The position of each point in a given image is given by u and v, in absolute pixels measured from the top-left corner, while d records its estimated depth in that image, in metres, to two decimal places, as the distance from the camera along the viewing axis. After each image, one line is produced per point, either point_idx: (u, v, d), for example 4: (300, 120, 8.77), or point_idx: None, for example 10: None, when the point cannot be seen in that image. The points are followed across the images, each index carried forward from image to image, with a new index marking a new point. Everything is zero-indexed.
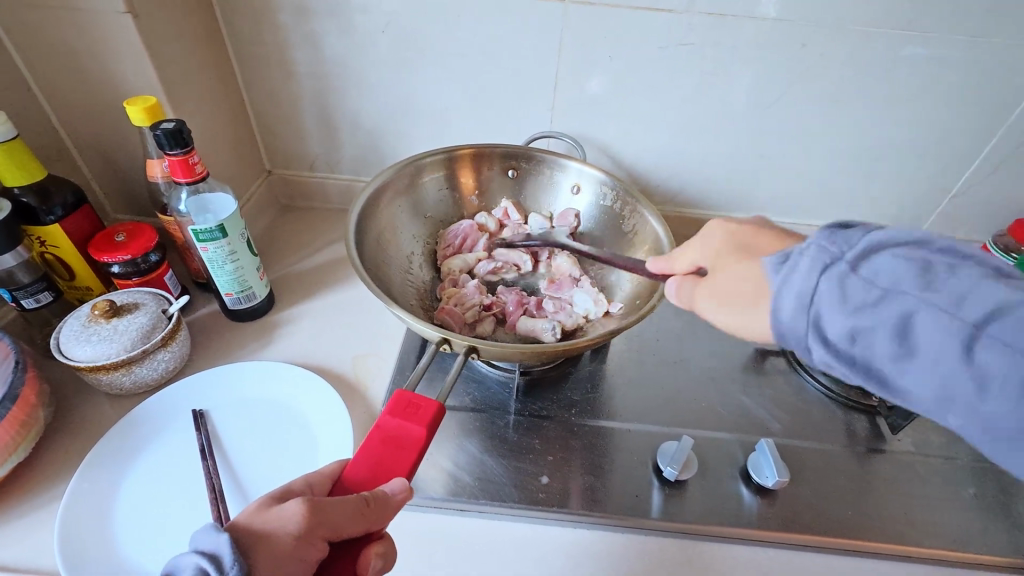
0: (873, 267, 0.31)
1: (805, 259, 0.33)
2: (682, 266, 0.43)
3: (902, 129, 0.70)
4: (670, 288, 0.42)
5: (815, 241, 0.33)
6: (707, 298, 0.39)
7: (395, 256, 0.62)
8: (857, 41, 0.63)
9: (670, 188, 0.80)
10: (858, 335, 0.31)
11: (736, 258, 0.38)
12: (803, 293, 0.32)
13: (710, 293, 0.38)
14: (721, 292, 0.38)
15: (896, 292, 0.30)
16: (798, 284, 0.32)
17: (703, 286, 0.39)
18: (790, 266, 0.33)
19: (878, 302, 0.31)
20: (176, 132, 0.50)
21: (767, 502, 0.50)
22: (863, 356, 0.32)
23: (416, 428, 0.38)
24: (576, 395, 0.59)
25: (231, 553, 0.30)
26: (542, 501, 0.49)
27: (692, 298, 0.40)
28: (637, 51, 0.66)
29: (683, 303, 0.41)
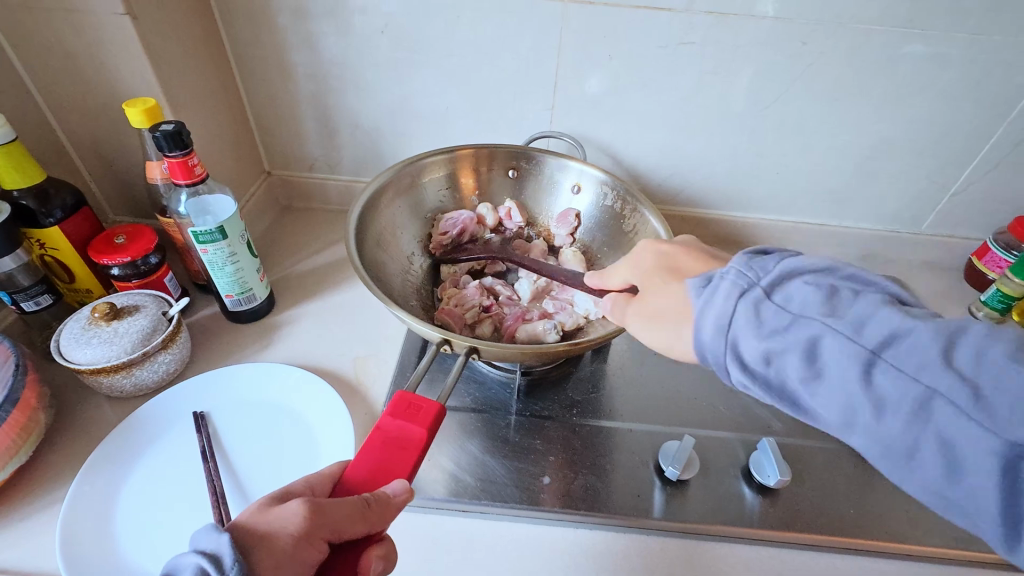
0: (786, 293, 0.34)
1: (725, 283, 0.35)
2: (619, 283, 0.47)
3: (903, 127, 0.70)
4: (608, 306, 0.45)
5: (737, 265, 0.36)
6: (636, 318, 0.42)
7: (396, 256, 0.62)
8: (857, 39, 0.63)
9: (670, 187, 0.80)
10: (815, 368, 0.32)
11: (657, 281, 0.42)
12: (724, 317, 0.34)
13: (640, 312, 0.42)
14: (649, 312, 0.41)
15: (916, 330, 0.30)
16: (722, 308, 0.34)
17: (634, 306, 0.42)
18: (711, 290, 0.35)
19: (789, 326, 0.33)
20: (175, 134, 0.50)
21: (768, 501, 0.50)
22: (864, 384, 0.31)
23: (417, 429, 0.38)
24: (577, 395, 0.59)
25: (230, 553, 0.30)
26: (544, 501, 0.49)
27: (625, 316, 0.43)
28: (636, 50, 0.66)
29: (616, 320, 0.44)
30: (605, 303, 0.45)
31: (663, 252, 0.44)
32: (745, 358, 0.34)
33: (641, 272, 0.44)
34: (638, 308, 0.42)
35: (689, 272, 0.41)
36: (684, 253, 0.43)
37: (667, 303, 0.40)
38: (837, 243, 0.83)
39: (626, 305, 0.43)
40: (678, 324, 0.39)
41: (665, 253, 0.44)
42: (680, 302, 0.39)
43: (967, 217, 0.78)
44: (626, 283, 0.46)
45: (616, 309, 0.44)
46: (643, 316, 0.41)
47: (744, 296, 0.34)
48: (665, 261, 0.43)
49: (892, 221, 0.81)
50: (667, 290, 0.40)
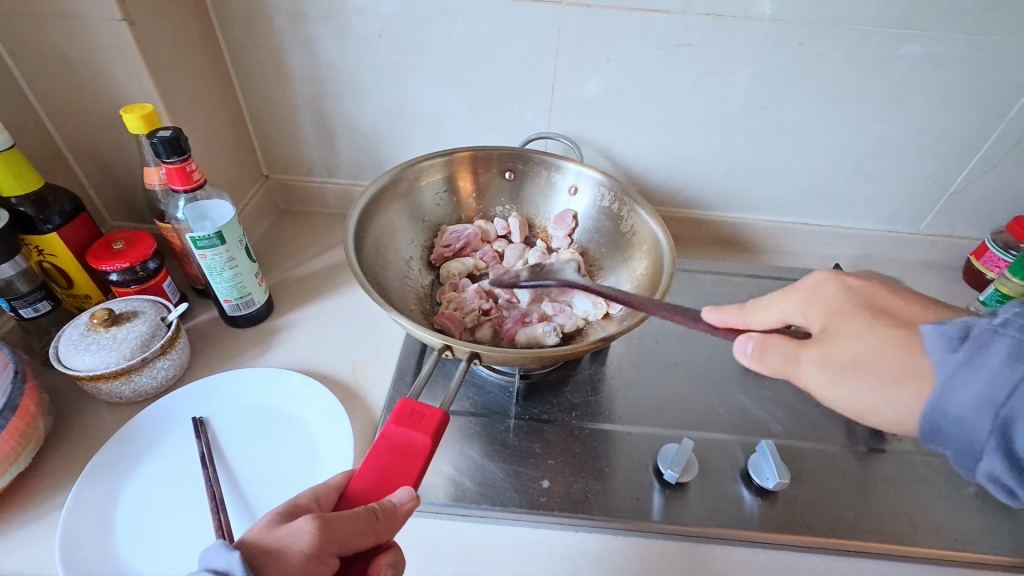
0: (1020, 350, 0.30)
1: (1002, 341, 0.30)
2: (768, 321, 0.40)
3: (900, 127, 0.70)
4: (744, 348, 0.39)
5: (1013, 323, 0.30)
6: (816, 366, 0.36)
7: (394, 260, 0.62)
8: (854, 39, 0.63)
9: (668, 188, 0.80)
10: (1017, 426, 0.30)
11: (840, 325, 0.36)
12: (993, 387, 0.30)
13: (823, 359, 0.36)
14: (842, 361, 0.35)
15: (962, 368, 0.31)
16: (985, 378, 0.30)
17: (810, 350, 0.36)
18: (978, 348, 0.30)
19: (955, 381, 0.31)
20: (172, 140, 0.50)
21: (768, 504, 0.50)
22: (964, 443, 0.32)
23: (421, 437, 0.38)
24: (576, 398, 0.59)
25: (241, 570, 0.30)
26: (544, 505, 0.49)
27: (790, 363, 0.37)
28: (633, 51, 0.66)
29: (770, 368, 0.38)
30: (746, 347, 0.39)
31: (843, 289, 0.38)
32: (1012, 445, 0.31)
33: (818, 309, 0.38)
34: (818, 353, 0.36)
35: (902, 318, 0.35)
36: (874, 289, 0.38)
37: (856, 354, 0.35)
38: (836, 244, 0.83)
39: (799, 352, 0.37)
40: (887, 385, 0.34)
41: (843, 291, 0.38)
42: (913, 362, 0.33)
43: (966, 216, 0.78)
44: (777, 324, 0.40)
45: (761, 356, 0.38)
46: (829, 366, 0.35)
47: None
48: (847, 299, 0.37)
49: (891, 221, 0.81)
50: (862, 343, 0.35)
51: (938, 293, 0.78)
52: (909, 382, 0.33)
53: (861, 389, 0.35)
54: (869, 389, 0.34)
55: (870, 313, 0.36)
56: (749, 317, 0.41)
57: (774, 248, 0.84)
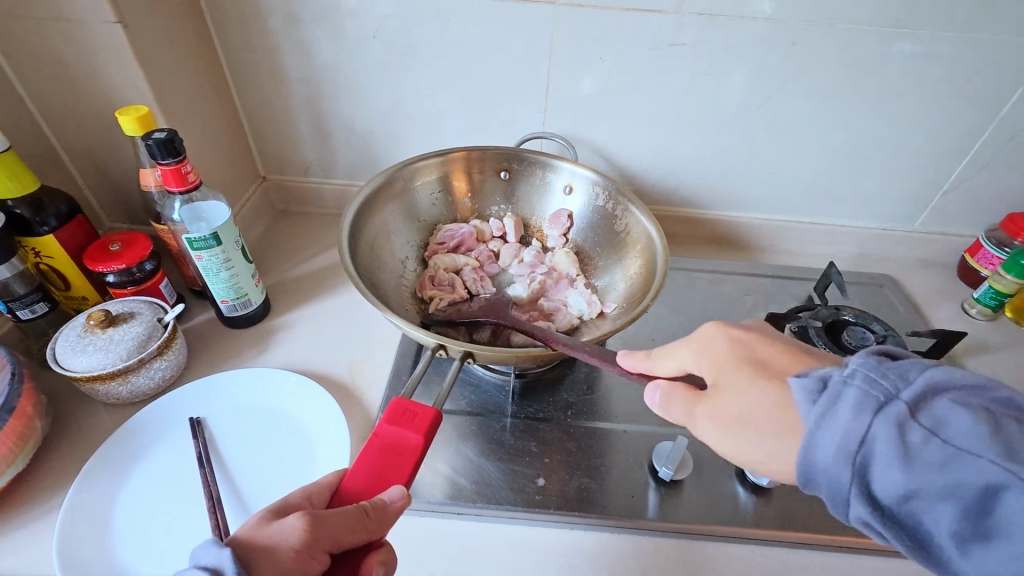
0: (936, 415, 0.28)
1: (851, 392, 0.29)
2: (670, 370, 0.39)
3: (894, 125, 0.71)
4: (653, 397, 0.38)
5: (862, 370, 0.30)
6: (708, 422, 0.35)
7: (389, 260, 0.62)
8: (848, 38, 0.63)
9: (663, 187, 0.80)
10: (919, 497, 0.28)
11: (729, 377, 0.35)
12: (848, 438, 0.28)
13: (715, 416, 0.35)
14: (728, 416, 0.34)
15: (968, 455, 0.27)
16: (852, 421, 0.29)
17: (704, 407, 0.35)
18: (832, 400, 0.29)
19: (945, 466, 0.27)
20: (167, 142, 0.50)
21: (762, 500, 0.51)
22: (911, 514, 0.28)
23: (413, 436, 0.39)
24: (572, 397, 0.59)
25: (231, 566, 0.31)
26: (539, 503, 0.49)
27: (689, 416, 0.36)
28: (628, 51, 0.66)
29: (676, 417, 0.37)
30: (654, 396, 0.38)
31: (728, 339, 0.37)
32: (875, 489, 0.29)
33: (711, 362, 0.36)
34: (710, 409, 0.35)
35: (773, 369, 0.34)
36: (758, 338, 0.36)
37: (743, 407, 0.33)
38: (832, 241, 0.83)
39: (693, 406, 0.36)
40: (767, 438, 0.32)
41: (728, 341, 0.36)
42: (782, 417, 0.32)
43: (961, 214, 0.79)
44: (676, 372, 0.39)
45: (666, 407, 0.37)
46: (723, 421, 0.34)
47: (885, 415, 0.28)
48: (730, 351, 0.36)
49: (886, 219, 0.81)
50: (749, 395, 0.33)
51: (933, 290, 0.78)
52: (786, 436, 0.32)
53: (743, 441, 0.34)
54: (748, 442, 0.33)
55: (751, 366, 0.34)
56: (655, 366, 0.40)
57: (770, 246, 0.84)
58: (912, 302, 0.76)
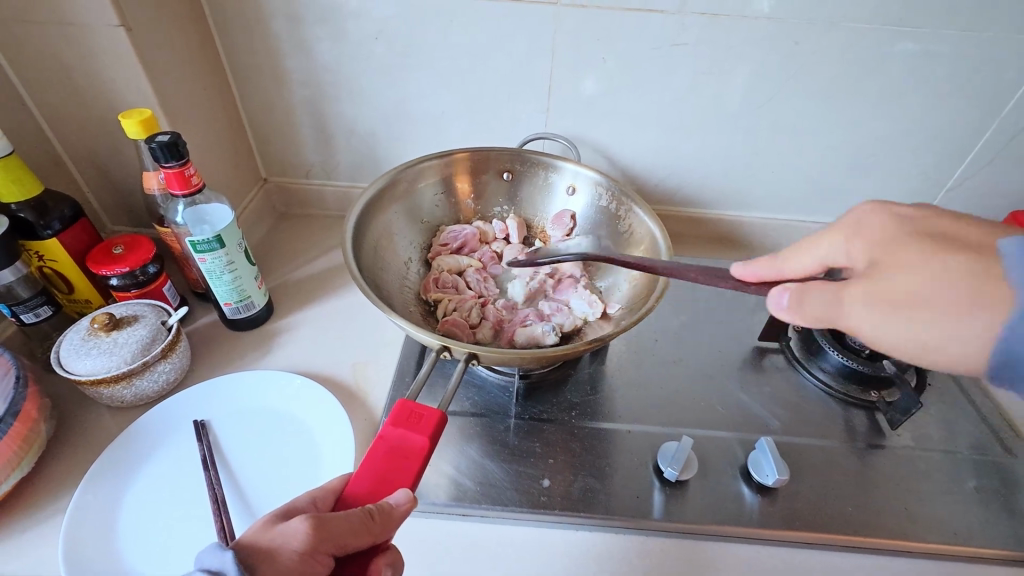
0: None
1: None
2: (806, 267, 0.39)
3: (896, 123, 0.70)
4: (779, 301, 0.38)
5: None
6: (862, 303, 0.34)
7: (393, 262, 0.62)
8: (849, 37, 0.63)
9: (665, 187, 0.80)
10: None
11: (891, 256, 0.34)
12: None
13: (870, 294, 0.34)
14: (891, 295, 0.33)
15: None
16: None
17: (855, 288, 0.34)
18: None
19: None
20: (171, 144, 0.50)
21: (767, 500, 0.51)
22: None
23: (419, 438, 0.39)
24: (575, 397, 0.59)
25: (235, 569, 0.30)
26: (544, 504, 0.49)
27: (831, 307, 0.35)
28: (629, 51, 0.66)
29: (811, 319, 0.36)
30: (783, 299, 0.37)
31: (893, 218, 0.36)
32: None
33: (863, 247, 0.36)
34: (863, 289, 0.34)
35: (970, 243, 0.32)
36: (929, 216, 0.35)
37: (916, 286, 0.32)
38: None
39: (839, 293, 0.35)
40: (962, 308, 0.30)
41: (892, 221, 0.36)
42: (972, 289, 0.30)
43: (963, 213, 0.79)
44: (817, 269, 0.39)
45: (800, 308, 0.37)
46: (880, 303, 0.33)
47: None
48: (899, 230, 0.35)
49: None
50: (917, 271, 0.32)
51: None
52: (976, 306, 0.30)
53: (904, 321, 0.32)
54: (906, 319, 0.32)
55: (922, 240, 0.33)
56: (783, 268, 0.40)
57: (772, 245, 0.84)
58: None
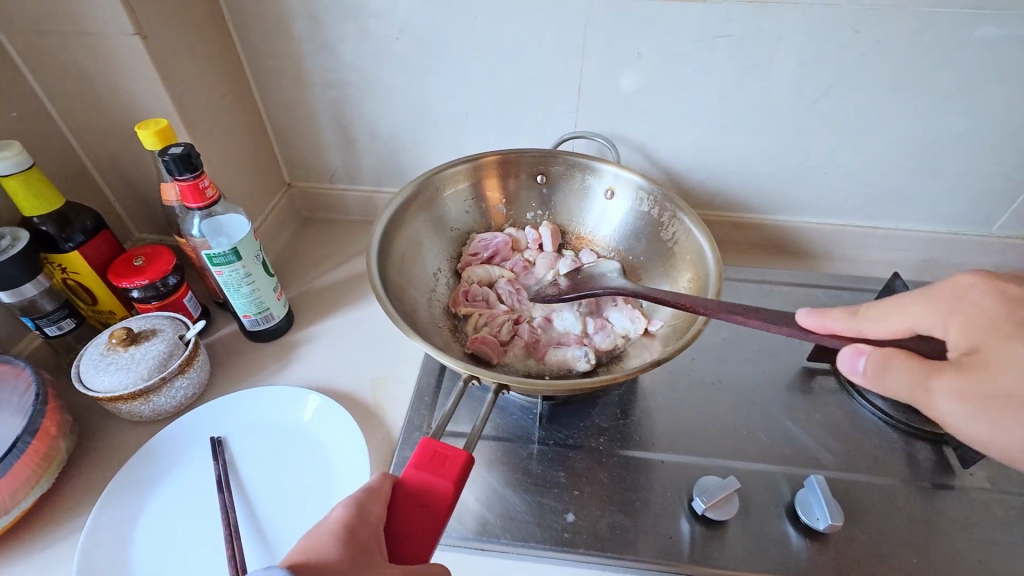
0: None
1: None
2: (891, 328, 0.39)
3: (969, 118, 0.63)
4: (854, 365, 0.37)
5: None
6: (952, 398, 0.33)
7: (420, 273, 0.59)
8: (920, 23, 0.56)
9: (706, 189, 0.74)
10: None
11: (992, 344, 0.34)
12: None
13: (961, 389, 0.33)
14: (988, 394, 0.32)
15: None
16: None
17: (947, 377, 0.34)
18: None
19: None
20: (185, 157, 0.49)
21: (817, 546, 0.46)
22: None
23: (443, 483, 0.36)
24: (603, 421, 0.55)
25: None
26: (568, 542, 0.46)
27: (916, 393, 0.35)
28: (668, 44, 0.61)
29: (891, 389, 0.36)
30: (859, 363, 0.37)
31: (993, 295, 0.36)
32: None
33: (960, 326, 0.36)
34: (955, 383, 0.33)
35: None
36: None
37: (1011, 385, 0.32)
38: (895, 248, 0.76)
39: (928, 378, 0.34)
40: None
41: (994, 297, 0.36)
42: None
43: None
44: (904, 330, 0.38)
45: (880, 376, 0.36)
46: (970, 398, 0.33)
47: None
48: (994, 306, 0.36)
49: (958, 222, 0.73)
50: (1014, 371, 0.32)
51: None
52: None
53: (1013, 427, 0.32)
54: (1012, 427, 0.32)
55: None
56: (862, 324, 0.40)
57: (825, 252, 0.77)
58: None
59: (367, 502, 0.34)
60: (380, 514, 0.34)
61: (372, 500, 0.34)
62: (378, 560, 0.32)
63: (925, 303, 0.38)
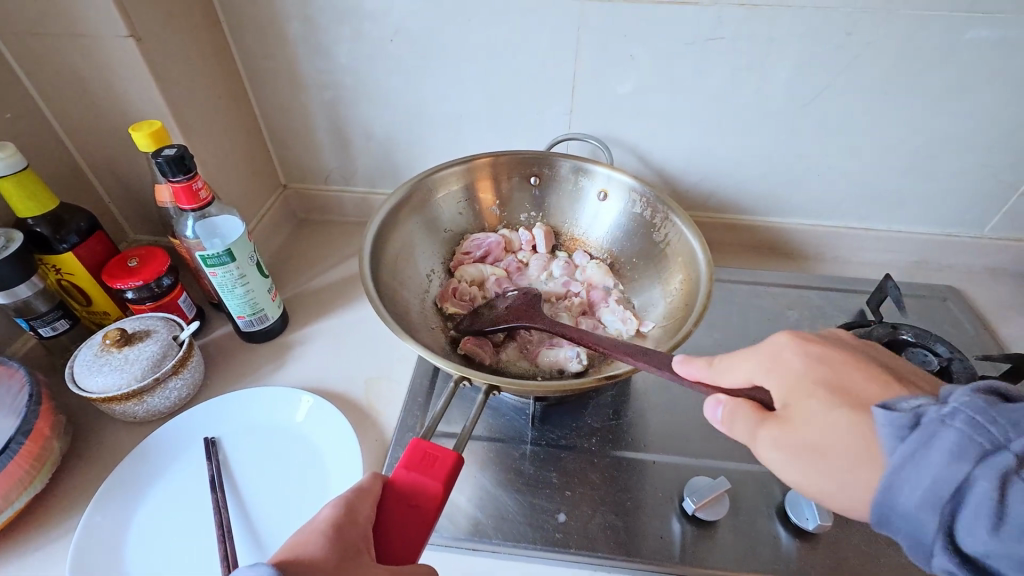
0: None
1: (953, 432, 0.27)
2: (732, 382, 0.37)
3: (960, 121, 0.63)
4: (713, 413, 0.36)
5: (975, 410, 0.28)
6: (773, 447, 0.34)
7: (413, 274, 0.59)
8: (911, 25, 0.56)
9: (700, 191, 0.75)
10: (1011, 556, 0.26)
11: (800, 400, 0.33)
12: (937, 484, 0.27)
13: (778, 441, 0.33)
14: (799, 445, 0.33)
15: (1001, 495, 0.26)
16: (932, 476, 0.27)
17: (767, 428, 0.34)
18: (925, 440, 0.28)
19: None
20: (178, 159, 0.49)
21: (807, 546, 0.46)
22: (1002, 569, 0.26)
23: (433, 484, 0.36)
24: (596, 422, 0.55)
25: None
26: (560, 542, 0.46)
27: (753, 441, 0.35)
28: (661, 47, 0.62)
29: (738, 437, 0.36)
30: (716, 412, 0.36)
31: (804, 353, 0.35)
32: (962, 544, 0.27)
33: (782, 383, 0.35)
34: (775, 433, 0.34)
35: (855, 395, 0.32)
36: (835, 356, 0.35)
37: (823, 439, 0.32)
38: (888, 249, 0.76)
39: (756, 428, 0.34)
40: (836, 472, 0.31)
41: (804, 357, 0.35)
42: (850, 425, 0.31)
43: None
44: (743, 384, 0.37)
45: (731, 424, 0.36)
46: (784, 449, 0.33)
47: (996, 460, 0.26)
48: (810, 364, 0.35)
49: (950, 224, 0.73)
50: (823, 425, 0.32)
51: (1007, 304, 0.71)
52: (861, 470, 0.31)
53: (818, 475, 0.32)
54: (820, 475, 0.32)
55: (872, 371, 0.34)
56: (716, 377, 0.38)
57: (819, 254, 0.78)
58: (980, 316, 0.69)
59: (357, 504, 0.34)
60: (368, 515, 0.34)
61: (361, 501, 0.34)
62: (366, 560, 0.32)
63: (763, 354, 0.37)
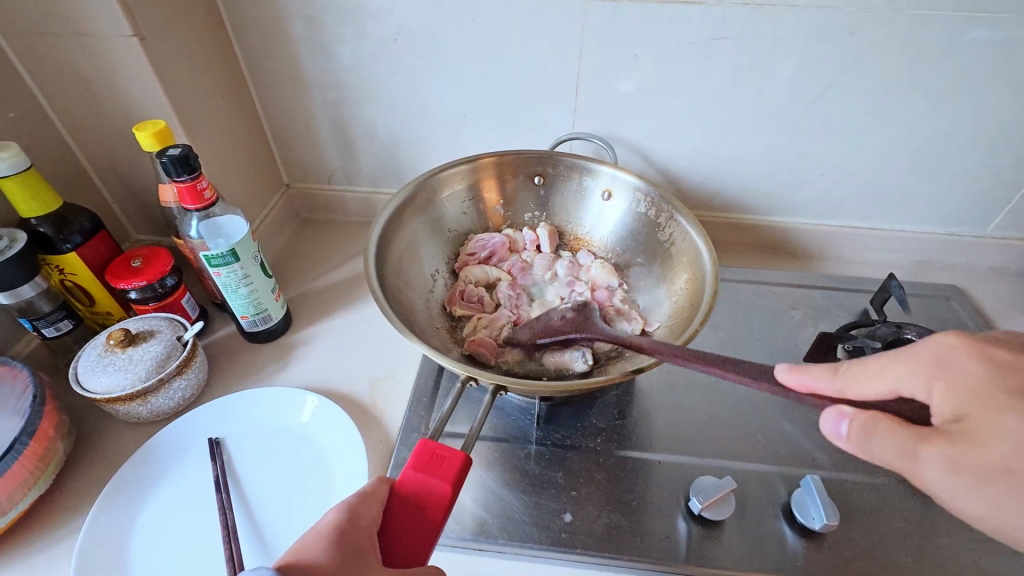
0: None
1: None
2: (870, 392, 0.36)
3: (963, 121, 0.63)
4: (836, 428, 0.35)
5: None
6: (938, 464, 0.32)
7: (417, 274, 0.59)
8: (915, 25, 0.56)
9: (703, 191, 0.75)
10: None
11: (984, 415, 0.32)
12: None
13: (952, 459, 0.31)
14: (989, 467, 0.30)
15: None
16: None
17: (931, 448, 0.32)
18: None
19: None
20: (183, 158, 0.49)
21: (814, 546, 0.46)
22: None
23: (440, 485, 0.36)
24: (601, 422, 0.55)
25: None
26: (566, 542, 0.46)
27: (901, 461, 0.33)
28: (664, 47, 0.61)
29: (862, 451, 0.34)
30: (841, 428, 0.35)
31: (981, 359, 0.33)
32: None
33: (949, 393, 0.33)
34: (946, 451, 0.32)
35: None
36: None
37: (1017, 461, 0.30)
38: (891, 249, 0.76)
39: (913, 447, 0.32)
40: None
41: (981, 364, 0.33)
42: None
43: None
44: (887, 394, 0.35)
45: (865, 443, 0.34)
46: (959, 468, 0.31)
47: None
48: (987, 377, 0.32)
49: (953, 223, 0.73)
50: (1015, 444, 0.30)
51: (1009, 303, 0.71)
52: None
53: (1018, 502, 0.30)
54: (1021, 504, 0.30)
55: None
56: (842, 386, 0.37)
57: (822, 253, 0.78)
58: (983, 315, 0.69)
59: (361, 507, 0.34)
60: (373, 518, 0.34)
61: (365, 504, 0.34)
62: (369, 563, 0.32)
63: (914, 365, 0.35)
